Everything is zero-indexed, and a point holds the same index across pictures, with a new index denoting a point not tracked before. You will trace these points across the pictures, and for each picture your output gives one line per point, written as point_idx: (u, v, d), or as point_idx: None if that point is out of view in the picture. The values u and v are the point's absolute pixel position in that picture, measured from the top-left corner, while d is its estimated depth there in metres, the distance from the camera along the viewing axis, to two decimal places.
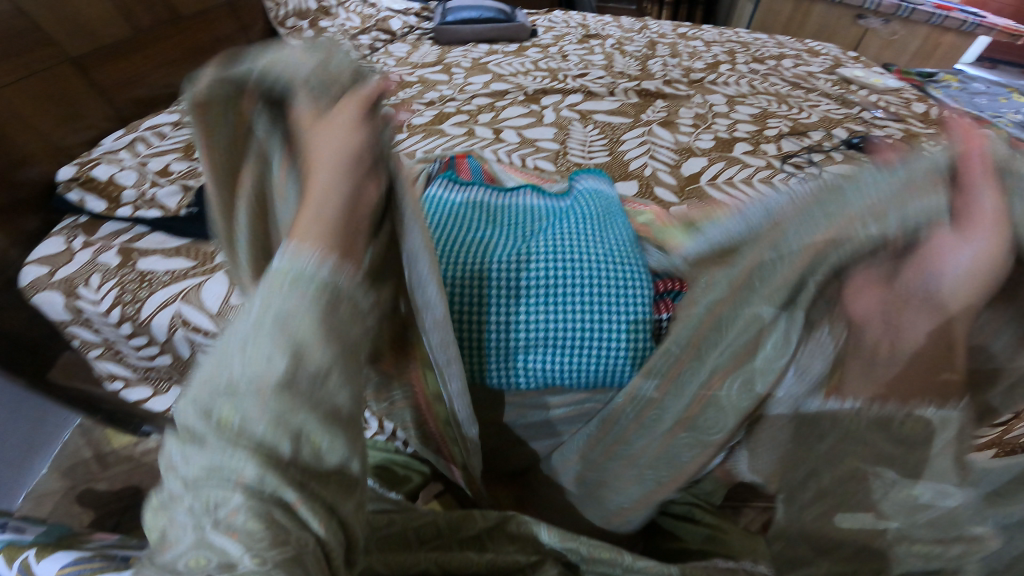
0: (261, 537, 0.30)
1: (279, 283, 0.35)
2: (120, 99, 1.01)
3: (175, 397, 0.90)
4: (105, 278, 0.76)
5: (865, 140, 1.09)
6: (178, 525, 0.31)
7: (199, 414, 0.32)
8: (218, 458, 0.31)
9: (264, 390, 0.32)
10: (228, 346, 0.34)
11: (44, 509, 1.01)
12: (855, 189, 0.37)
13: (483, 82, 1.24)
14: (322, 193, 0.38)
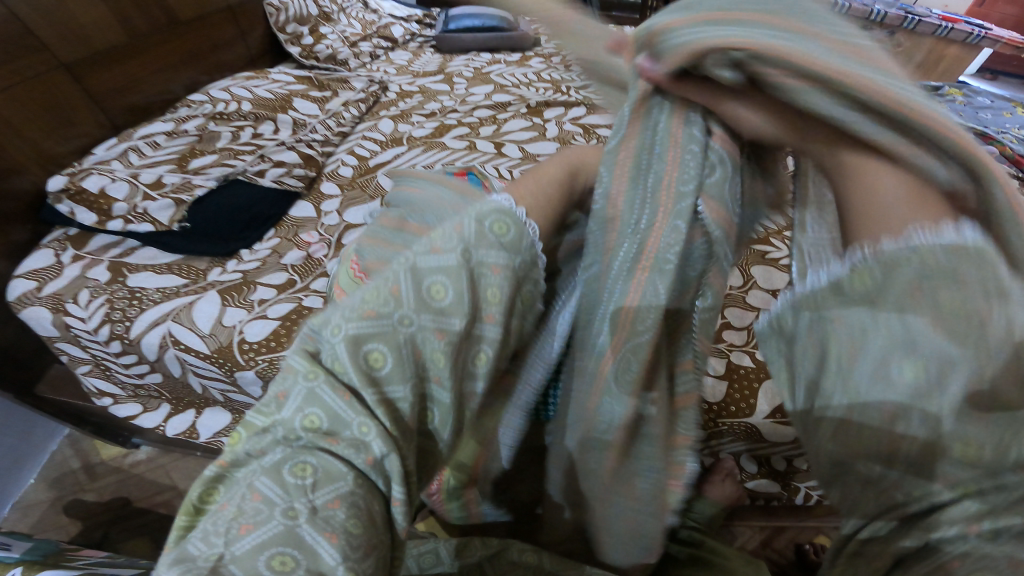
0: (359, 541, 0.26)
1: (497, 224, 0.34)
2: (114, 107, 0.99)
3: (166, 415, 0.88)
4: (95, 294, 0.74)
5: None
6: (256, 499, 0.25)
7: (350, 356, 0.28)
8: (339, 422, 0.27)
9: (433, 348, 0.31)
10: (405, 270, 0.31)
11: (31, 519, 1.00)
12: (648, 163, 0.38)
13: (485, 92, 1.23)
14: (539, 193, 0.42)
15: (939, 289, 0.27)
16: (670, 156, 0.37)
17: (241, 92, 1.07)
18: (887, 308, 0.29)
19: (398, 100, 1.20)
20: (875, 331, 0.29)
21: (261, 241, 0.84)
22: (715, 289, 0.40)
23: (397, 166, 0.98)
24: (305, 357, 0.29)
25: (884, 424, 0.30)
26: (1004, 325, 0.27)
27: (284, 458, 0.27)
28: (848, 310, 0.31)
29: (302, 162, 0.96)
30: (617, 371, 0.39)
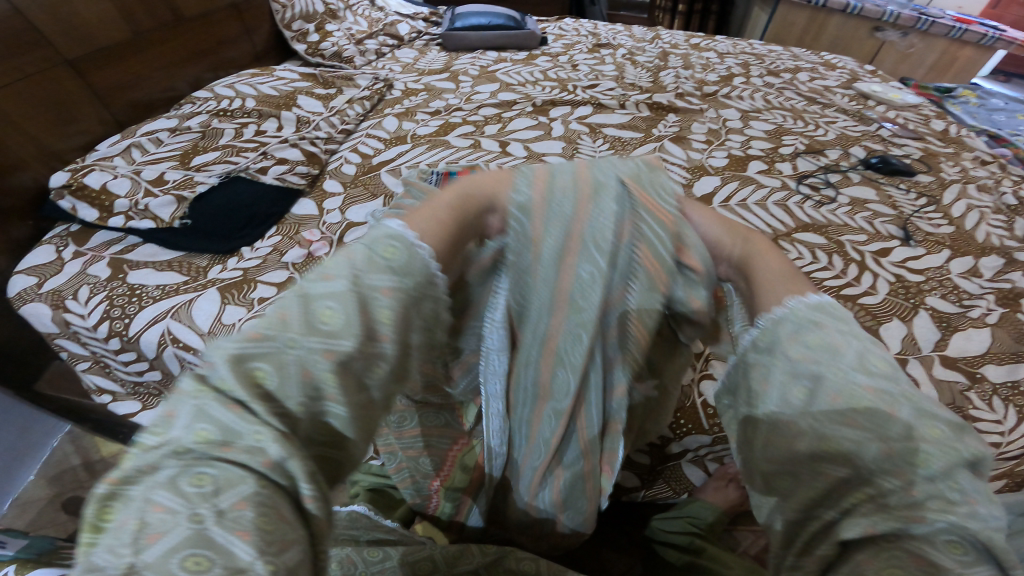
0: (274, 536, 0.25)
1: (389, 249, 0.34)
2: (117, 103, 0.99)
3: None
4: (94, 291, 0.74)
5: (883, 160, 1.06)
6: (158, 511, 0.25)
7: (234, 374, 0.29)
8: (232, 431, 0.27)
9: (322, 367, 0.30)
10: (296, 294, 0.33)
11: (28, 516, 0.98)
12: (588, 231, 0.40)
13: (490, 91, 1.21)
14: (444, 213, 0.39)
15: (807, 335, 0.34)
16: (582, 174, 0.42)
17: (245, 89, 1.07)
18: (783, 359, 0.34)
19: (403, 98, 1.20)
20: (770, 369, 0.35)
21: (263, 238, 0.83)
22: (648, 272, 0.42)
23: (400, 165, 0.96)
24: (194, 379, 0.30)
25: (786, 433, 0.33)
26: (856, 357, 0.32)
27: (179, 471, 0.26)
28: (760, 358, 0.36)
29: (305, 159, 0.95)
30: (565, 347, 0.45)
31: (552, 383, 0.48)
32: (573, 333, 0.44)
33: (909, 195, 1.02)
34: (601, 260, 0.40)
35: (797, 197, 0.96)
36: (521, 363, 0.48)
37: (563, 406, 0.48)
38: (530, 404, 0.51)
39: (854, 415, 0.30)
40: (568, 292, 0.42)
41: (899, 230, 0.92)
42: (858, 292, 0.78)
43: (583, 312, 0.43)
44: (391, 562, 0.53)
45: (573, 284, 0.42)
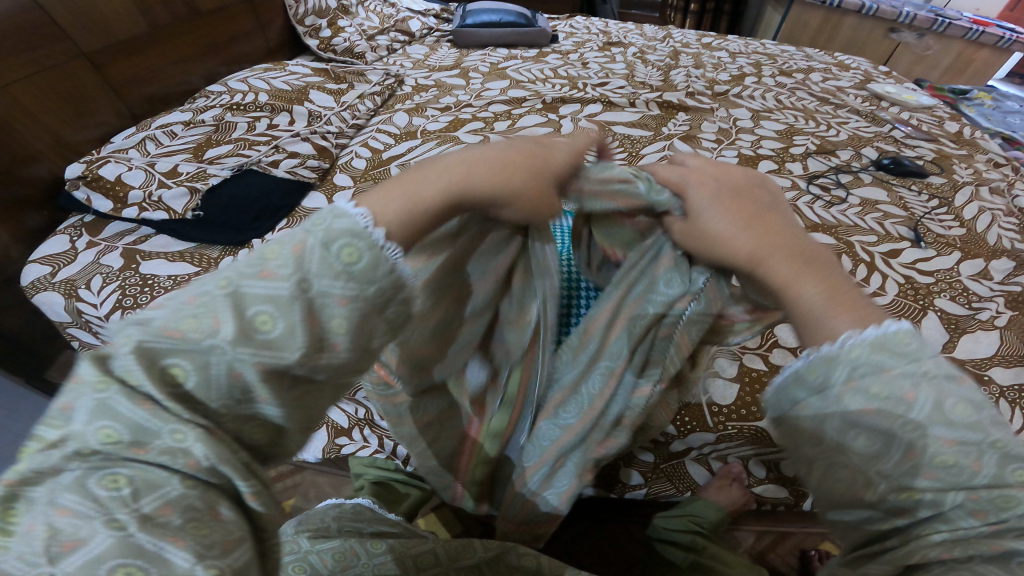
0: (212, 539, 0.26)
1: (348, 250, 0.32)
2: (131, 97, 1.00)
3: None
4: (107, 280, 0.75)
5: (896, 161, 1.05)
6: (65, 516, 0.25)
7: (146, 372, 0.28)
8: (139, 431, 0.27)
9: (252, 374, 0.29)
10: (221, 286, 0.30)
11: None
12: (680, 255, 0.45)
13: (500, 88, 1.22)
14: (418, 182, 0.37)
15: (867, 382, 0.33)
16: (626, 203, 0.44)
17: (258, 84, 1.08)
18: (843, 409, 0.34)
19: (413, 94, 1.20)
20: (831, 416, 0.35)
21: (272, 230, 0.83)
22: (707, 297, 0.45)
23: (409, 159, 0.97)
24: (96, 361, 0.28)
25: (851, 482, 0.35)
26: (928, 406, 0.32)
27: (88, 472, 0.26)
28: (810, 398, 0.36)
29: (316, 153, 0.96)
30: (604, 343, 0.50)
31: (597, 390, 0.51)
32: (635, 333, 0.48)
33: (920, 197, 1.01)
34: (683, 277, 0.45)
35: (807, 197, 0.95)
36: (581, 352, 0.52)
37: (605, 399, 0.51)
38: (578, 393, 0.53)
39: (932, 468, 0.32)
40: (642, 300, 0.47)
41: (909, 231, 0.92)
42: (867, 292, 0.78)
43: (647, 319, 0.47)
44: (393, 555, 0.53)
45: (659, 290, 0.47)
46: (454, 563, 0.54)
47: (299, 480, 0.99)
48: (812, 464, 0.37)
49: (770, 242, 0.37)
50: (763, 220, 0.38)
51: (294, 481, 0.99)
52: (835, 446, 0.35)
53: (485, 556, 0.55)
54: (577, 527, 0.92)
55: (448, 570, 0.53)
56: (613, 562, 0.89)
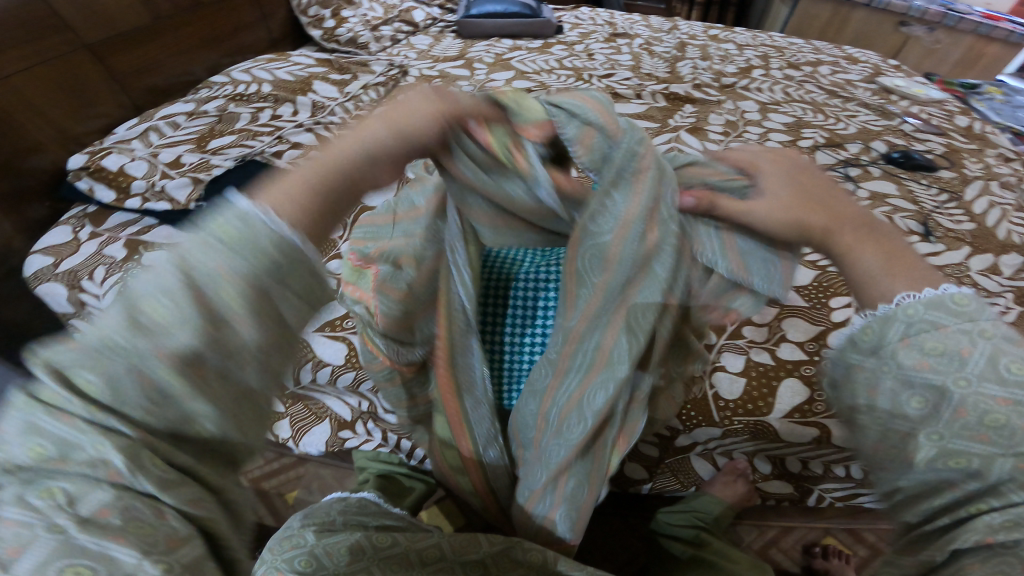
0: (155, 536, 0.27)
1: (223, 226, 0.28)
2: (134, 88, 1.00)
3: None
4: (110, 271, 0.75)
5: (905, 155, 1.04)
6: (10, 526, 0.25)
7: (60, 387, 0.26)
8: (70, 443, 0.26)
9: (157, 370, 0.25)
10: (119, 297, 0.27)
11: None
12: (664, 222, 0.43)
13: (505, 78, 1.21)
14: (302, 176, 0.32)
15: (922, 338, 0.35)
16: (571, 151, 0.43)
17: (261, 74, 1.07)
18: (895, 365, 0.36)
19: (417, 84, 1.19)
20: (883, 375, 0.36)
21: None
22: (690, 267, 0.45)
23: None
24: (21, 391, 0.27)
25: (901, 446, 0.36)
26: (984, 361, 0.33)
27: (24, 488, 0.26)
28: (865, 361, 0.38)
29: (319, 144, 0.95)
30: (604, 309, 0.47)
31: (597, 365, 0.49)
32: (639, 288, 0.45)
33: (930, 190, 1.00)
34: (673, 233, 0.43)
35: None
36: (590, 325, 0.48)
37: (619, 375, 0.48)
38: (582, 371, 0.50)
39: (986, 426, 0.33)
40: (648, 264, 0.44)
41: (919, 225, 0.90)
42: None
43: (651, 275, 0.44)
44: (399, 549, 0.53)
45: (655, 256, 0.44)
46: (459, 559, 0.53)
47: (301, 473, 0.99)
48: (864, 430, 0.38)
49: (843, 217, 0.39)
50: (821, 196, 0.39)
51: (296, 474, 0.99)
52: (891, 418, 0.36)
53: (490, 551, 0.54)
54: None
55: (454, 565, 0.53)
56: (613, 556, 0.89)
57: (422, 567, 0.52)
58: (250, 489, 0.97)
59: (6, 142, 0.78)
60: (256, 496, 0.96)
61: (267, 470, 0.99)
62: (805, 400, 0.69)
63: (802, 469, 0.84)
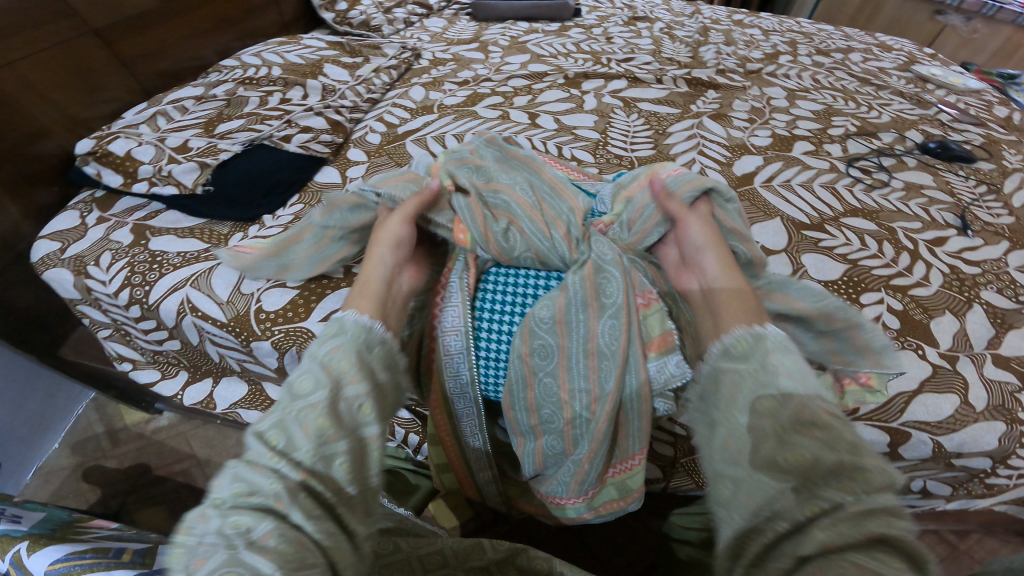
0: (291, 557, 0.35)
1: (330, 331, 0.48)
2: (143, 72, 0.98)
3: (183, 382, 0.88)
4: (116, 258, 0.74)
5: (943, 144, 0.98)
6: (205, 550, 0.35)
7: (267, 441, 0.40)
8: (259, 486, 0.38)
9: (313, 419, 0.41)
10: (311, 370, 0.44)
11: (51, 486, 1.08)
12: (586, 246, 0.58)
13: (520, 62, 1.17)
14: (372, 270, 0.54)
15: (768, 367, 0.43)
16: (525, 201, 0.61)
17: (271, 58, 1.05)
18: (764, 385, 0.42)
19: (430, 68, 1.16)
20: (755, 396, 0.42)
21: (284, 207, 0.80)
22: (618, 272, 0.54)
23: (426, 135, 0.93)
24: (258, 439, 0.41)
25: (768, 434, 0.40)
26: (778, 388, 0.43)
27: (222, 518, 0.36)
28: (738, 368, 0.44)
29: (330, 128, 0.92)
30: (579, 301, 0.54)
31: (600, 343, 0.52)
32: (604, 277, 0.55)
33: (967, 182, 0.94)
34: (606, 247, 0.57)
35: (847, 180, 0.90)
36: (571, 329, 0.53)
37: (611, 362, 0.51)
38: (580, 358, 0.53)
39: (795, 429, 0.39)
40: (595, 285, 0.54)
41: (956, 218, 0.86)
42: (908, 282, 0.74)
43: (608, 268, 0.55)
44: (401, 555, 0.52)
45: (596, 273, 0.55)
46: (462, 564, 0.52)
47: None
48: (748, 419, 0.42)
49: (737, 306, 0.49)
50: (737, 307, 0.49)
51: None
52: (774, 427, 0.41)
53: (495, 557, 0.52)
54: None
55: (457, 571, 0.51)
56: (620, 551, 0.90)
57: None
58: None
59: (12, 127, 0.77)
60: None
61: None
62: None
63: None
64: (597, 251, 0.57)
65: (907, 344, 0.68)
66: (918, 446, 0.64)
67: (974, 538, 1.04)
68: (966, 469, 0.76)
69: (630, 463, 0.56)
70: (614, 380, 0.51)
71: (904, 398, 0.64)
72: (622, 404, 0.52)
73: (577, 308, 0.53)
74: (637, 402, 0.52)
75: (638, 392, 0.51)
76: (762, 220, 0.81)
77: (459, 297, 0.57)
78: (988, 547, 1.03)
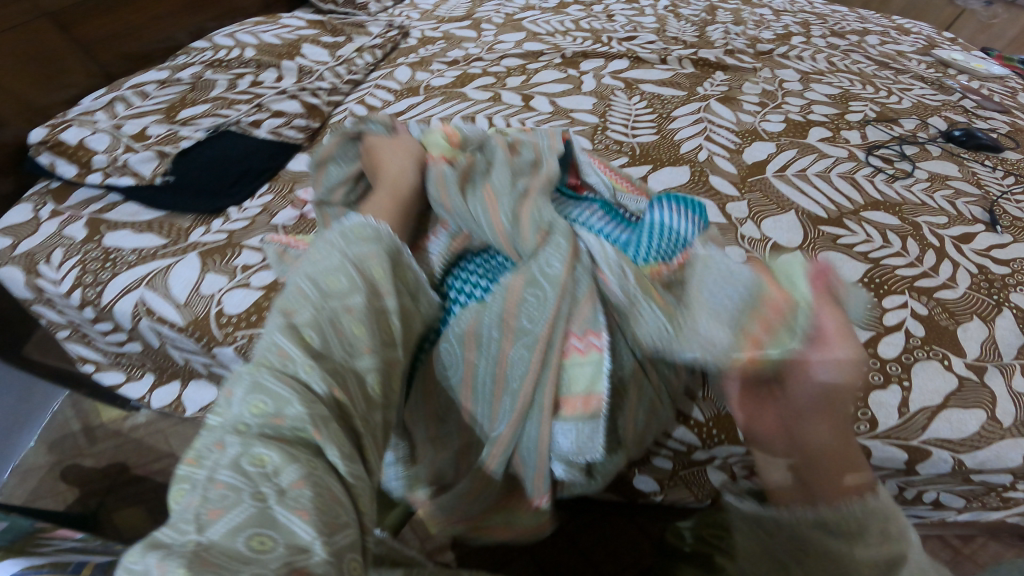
0: (329, 516, 0.28)
1: (358, 228, 0.42)
2: (106, 55, 0.91)
3: (150, 386, 0.83)
4: (68, 254, 0.67)
5: (968, 132, 0.91)
6: (219, 488, 0.27)
7: (289, 338, 0.33)
8: (286, 399, 0.31)
9: (349, 321, 0.36)
10: (343, 262, 0.39)
11: (29, 485, 1.03)
12: (539, 275, 0.46)
13: (515, 41, 1.09)
14: (396, 183, 0.56)
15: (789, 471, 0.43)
16: (496, 205, 0.51)
17: (245, 38, 0.97)
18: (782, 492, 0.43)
19: (418, 47, 1.08)
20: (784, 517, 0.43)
21: (252, 198, 0.73)
22: (552, 300, 0.44)
23: (410, 118, 0.86)
24: (287, 334, 0.34)
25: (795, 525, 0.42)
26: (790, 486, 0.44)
27: (240, 452, 0.29)
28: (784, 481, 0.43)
29: (305, 112, 0.85)
30: (492, 320, 0.45)
31: (509, 367, 0.45)
32: (532, 295, 0.45)
33: (995, 173, 0.87)
34: (550, 288, 0.45)
35: (867, 170, 0.83)
36: (480, 349, 0.46)
37: (515, 392, 0.45)
38: (485, 383, 0.47)
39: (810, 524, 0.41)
40: (515, 309, 0.45)
41: (984, 213, 0.79)
42: (933, 283, 0.67)
43: (542, 283, 0.45)
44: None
45: (522, 304, 0.45)
46: None
47: None
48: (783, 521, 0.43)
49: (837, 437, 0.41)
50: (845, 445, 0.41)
51: None
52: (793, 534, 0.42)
53: None
54: (580, 518, 0.86)
55: None
56: (617, 557, 0.83)
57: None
58: None
59: None
60: None
61: None
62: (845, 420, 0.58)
63: None
64: (547, 291, 0.45)
65: (932, 353, 0.62)
66: (938, 463, 0.58)
67: (978, 542, 0.98)
68: (986, 484, 0.70)
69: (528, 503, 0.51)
70: (516, 416, 0.45)
71: (927, 414, 0.58)
72: (521, 445, 0.46)
73: (490, 337, 0.45)
74: (545, 452, 0.45)
75: (535, 442, 0.45)
76: (774, 214, 0.74)
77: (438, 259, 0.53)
78: (993, 552, 0.97)
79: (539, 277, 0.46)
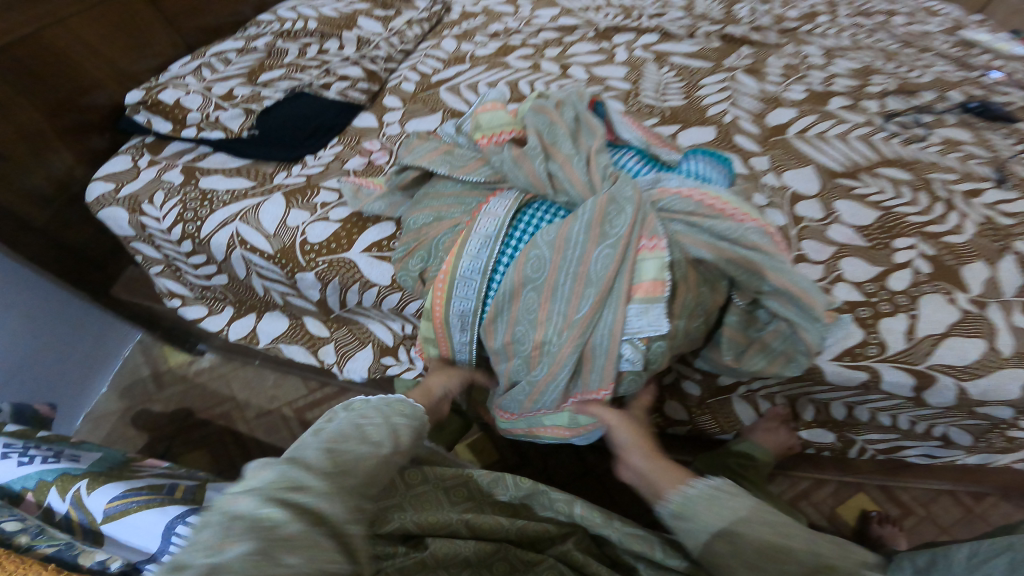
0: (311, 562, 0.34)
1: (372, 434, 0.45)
2: (187, 27, 1.02)
3: (228, 318, 0.93)
4: (168, 195, 0.78)
5: (984, 103, 0.96)
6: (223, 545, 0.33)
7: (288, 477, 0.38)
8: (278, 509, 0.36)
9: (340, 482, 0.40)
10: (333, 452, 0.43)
11: (101, 431, 1.15)
12: (620, 195, 0.55)
13: (550, 16, 1.17)
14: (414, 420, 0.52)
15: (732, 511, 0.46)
16: (574, 174, 0.59)
17: (307, 11, 1.06)
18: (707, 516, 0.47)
19: (461, 21, 1.16)
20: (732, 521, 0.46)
21: (326, 148, 0.83)
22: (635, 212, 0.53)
23: (459, 84, 0.94)
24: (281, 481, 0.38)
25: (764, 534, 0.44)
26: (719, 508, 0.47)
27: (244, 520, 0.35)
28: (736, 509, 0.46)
29: (366, 77, 0.94)
30: (580, 229, 0.54)
31: (591, 264, 0.53)
32: (614, 209, 0.55)
33: (1008, 140, 0.92)
34: (627, 202, 0.54)
35: (883, 133, 0.89)
36: (566, 252, 0.54)
37: (595, 286, 0.52)
38: (567, 280, 0.54)
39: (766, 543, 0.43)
40: (601, 220, 0.54)
41: (994, 172, 0.85)
42: (940, 229, 0.74)
43: (623, 203, 0.54)
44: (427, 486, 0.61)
45: (606, 217, 0.54)
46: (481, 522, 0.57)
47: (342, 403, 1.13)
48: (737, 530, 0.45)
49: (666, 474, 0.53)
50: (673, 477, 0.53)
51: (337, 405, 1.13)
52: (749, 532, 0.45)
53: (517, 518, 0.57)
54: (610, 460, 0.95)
55: (481, 501, 0.61)
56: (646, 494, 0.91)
57: (453, 504, 0.60)
58: (296, 419, 1.12)
59: (63, 79, 0.82)
60: (299, 425, 1.11)
61: (310, 400, 1.14)
62: (857, 343, 0.65)
63: (848, 416, 0.81)
64: (629, 201, 0.54)
65: (937, 288, 0.68)
66: (942, 392, 0.64)
67: None
68: (991, 419, 0.75)
69: (592, 396, 0.55)
70: (593, 303, 0.52)
71: (931, 341, 0.65)
72: (590, 339, 0.53)
73: (577, 242, 0.54)
74: (614, 342, 0.52)
75: (610, 326, 0.52)
76: (794, 167, 0.81)
77: (501, 210, 0.61)
78: None
79: (621, 193, 0.56)
